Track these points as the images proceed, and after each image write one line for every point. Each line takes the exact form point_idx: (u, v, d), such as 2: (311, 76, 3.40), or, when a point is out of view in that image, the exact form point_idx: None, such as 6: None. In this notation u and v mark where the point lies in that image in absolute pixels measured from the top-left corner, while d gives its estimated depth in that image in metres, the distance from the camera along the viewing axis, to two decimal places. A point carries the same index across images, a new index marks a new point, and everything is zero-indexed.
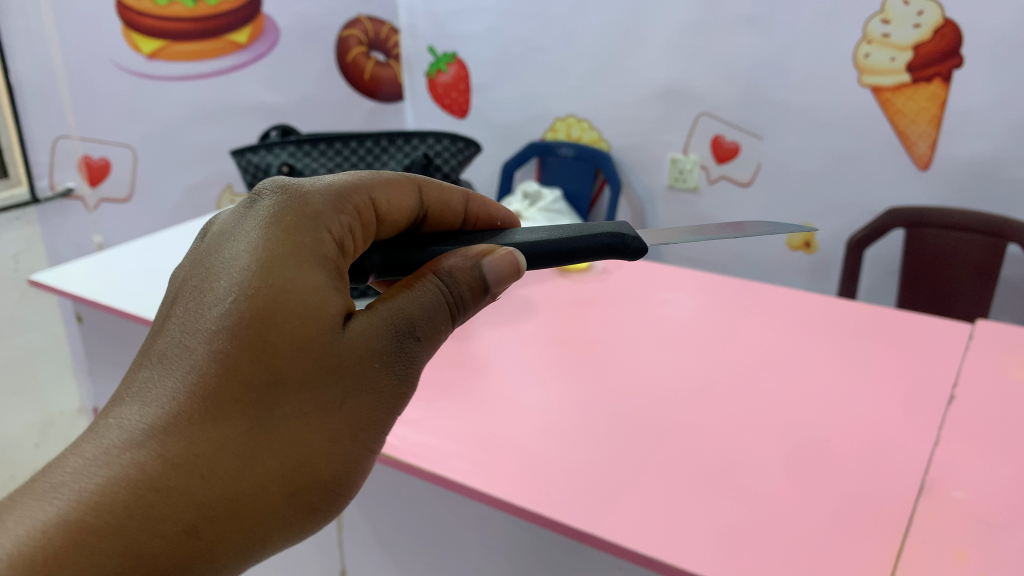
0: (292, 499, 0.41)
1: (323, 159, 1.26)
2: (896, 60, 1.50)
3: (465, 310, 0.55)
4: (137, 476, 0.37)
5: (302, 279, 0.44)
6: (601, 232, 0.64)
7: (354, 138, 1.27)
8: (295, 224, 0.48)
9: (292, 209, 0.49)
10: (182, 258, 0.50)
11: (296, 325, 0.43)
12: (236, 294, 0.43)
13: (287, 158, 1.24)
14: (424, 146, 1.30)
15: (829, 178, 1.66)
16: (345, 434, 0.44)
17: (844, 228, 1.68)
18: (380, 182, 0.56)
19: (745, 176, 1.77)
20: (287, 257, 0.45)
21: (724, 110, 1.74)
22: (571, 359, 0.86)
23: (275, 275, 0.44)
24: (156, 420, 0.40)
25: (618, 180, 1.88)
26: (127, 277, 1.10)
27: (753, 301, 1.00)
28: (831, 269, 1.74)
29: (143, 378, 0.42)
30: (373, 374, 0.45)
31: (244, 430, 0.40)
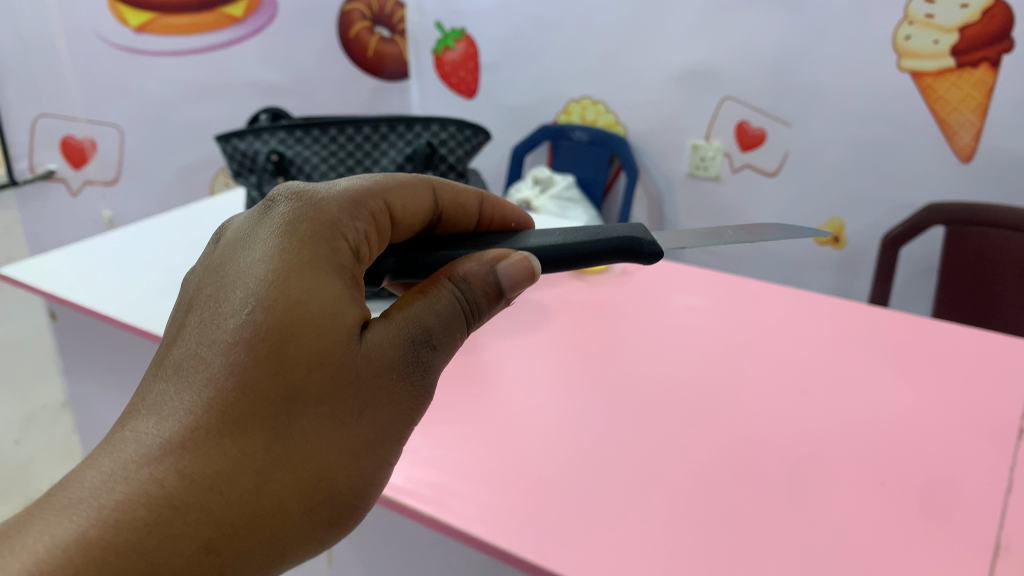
0: (310, 512, 0.41)
1: (316, 147, 1.22)
2: (940, 43, 1.42)
3: (481, 315, 0.55)
4: (157, 493, 0.37)
5: (319, 290, 0.44)
6: (612, 241, 0.63)
7: (350, 126, 1.23)
8: (311, 232, 0.47)
9: (308, 215, 0.48)
10: (194, 264, 0.50)
11: (315, 338, 0.43)
12: (253, 305, 0.43)
13: (276, 145, 1.20)
14: (426, 134, 1.24)
15: (861, 168, 1.60)
16: (363, 447, 0.44)
17: (875, 224, 1.64)
18: (395, 185, 0.55)
19: (771, 165, 1.73)
20: (304, 267, 0.45)
21: (751, 95, 1.70)
22: (584, 377, 0.81)
23: (293, 286, 0.44)
24: (174, 434, 0.39)
25: (635, 167, 1.88)
26: (103, 273, 1.08)
27: (776, 308, 0.95)
28: (862, 265, 1.70)
29: (160, 390, 0.42)
30: (391, 385, 0.45)
31: (264, 445, 0.40)
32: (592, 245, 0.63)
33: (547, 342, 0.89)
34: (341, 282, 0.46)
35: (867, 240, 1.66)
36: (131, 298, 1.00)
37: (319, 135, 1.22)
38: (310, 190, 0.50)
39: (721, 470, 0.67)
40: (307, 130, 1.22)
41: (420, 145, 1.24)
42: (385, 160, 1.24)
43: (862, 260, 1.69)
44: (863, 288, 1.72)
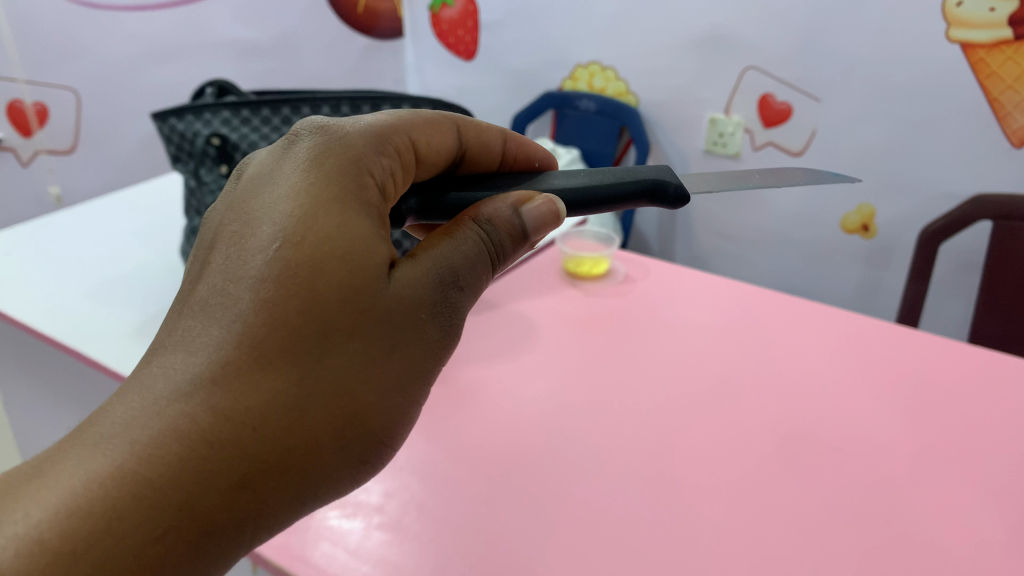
0: (344, 451, 0.40)
1: (262, 132, 0.96)
2: (996, 11, 1.26)
3: (505, 257, 0.54)
4: (189, 428, 0.36)
5: (348, 227, 0.43)
6: (641, 181, 0.62)
7: (306, 105, 0.98)
8: (338, 168, 0.46)
9: (334, 151, 0.47)
10: (215, 203, 0.49)
11: (344, 275, 0.42)
12: (283, 240, 0.42)
13: (217, 126, 0.96)
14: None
15: (895, 154, 1.45)
16: (394, 386, 0.43)
17: (910, 212, 1.49)
18: (420, 122, 0.53)
19: (798, 144, 1.57)
20: (332, 204, 0.44)
21: (776, 65, 1.53)
22: (587, 421, 0.69)
23: (322, 222, 0.43)
24: (205, 369, 0.39)
25: (643, 140, 1.73)
26: (29, 263, 1.03)
27: (804, 326, 0.85)
28: (892, 256, 1.56)
29: (189, 327, 0.41)
30: (420, 325, 0.45)
31: (295, 381, 0.39)
32: (620, 187, 0.61)
33: (559, 342, 0.82)
34: (368, 220, 0.45)
35: (901, 230, 1.52)
36: (53, 303, 0.94)
37: (269, 115, 0.96)
38: (336, 124, 0.49)
39: (734, 546, 0.56)
40: (255, 109, 0.96)
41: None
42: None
43: (892, 252, 1.55)
44: (891, 280, 1.59)
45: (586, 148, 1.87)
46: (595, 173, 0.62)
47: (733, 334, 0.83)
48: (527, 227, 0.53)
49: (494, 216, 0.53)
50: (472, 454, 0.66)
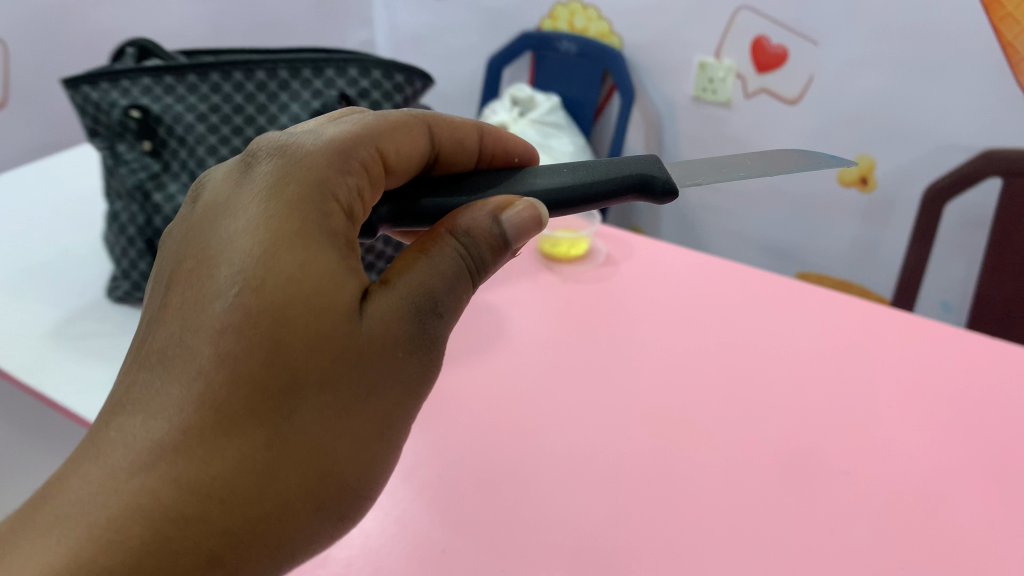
0: (319, 510, 0.39)
1: (190, 103, 0.81)
2: None
3: (486, 270, 0.51)
4: (152, 507, 0.34)
5: (313, 265, 0.40)
6: (624, 177, 0.58)
7: (238, 69, 0.83)
8: (299, 197, 0.42)
9: (295, 175, 0.43)
10: (171, 231, 0.45)
11: (310, 321, 0.39)
12: (243, 285, 0.39)
13: (138, 96, 0.80)
14: (341, 85, 0.86)
15: (898, 99, 1.40)
16: (371, 435, 0.41)
17: (910, 163, 1.45)
18: (387, 129, 0.49)
19: (793, 91, 1.51)
20: (294, 238, 0.40)
21: (772, 6, 1.45)
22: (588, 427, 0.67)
23: (284, 262, 0.40)
24: (166, 436, 0.36)
25: (629, 86, 1.66)
26: None
27: (793, 310, 0.83)
28: (888, 210, 1.52)
29: (145, 384, 0.38)
30: (397, 363, 0.42)
31: (264, 443, 0.37)
32: (602, 185, 0.58)
33: (540, 339, 0.78)
34: (335, 252, 0.42)
35: (898, 183, 1.48)
36: None
37: (197, 83, 0.81)
38: (295, 141, 0.44)
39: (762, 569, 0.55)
40: (180, 75, 0.81)
41: (331, 97, 0.85)
42: (287, 115, 0.85)
43: (890, 205, 1.52)
44: (886, 236, 1.56)
45: (567, 94, 1.81)
46: (575, 169, 0.58)
47: (729, 326, 0.81)
48: (508, 237, 0.50)
49: (472, 228, 0.50)
50: (478, 478, 0.63)
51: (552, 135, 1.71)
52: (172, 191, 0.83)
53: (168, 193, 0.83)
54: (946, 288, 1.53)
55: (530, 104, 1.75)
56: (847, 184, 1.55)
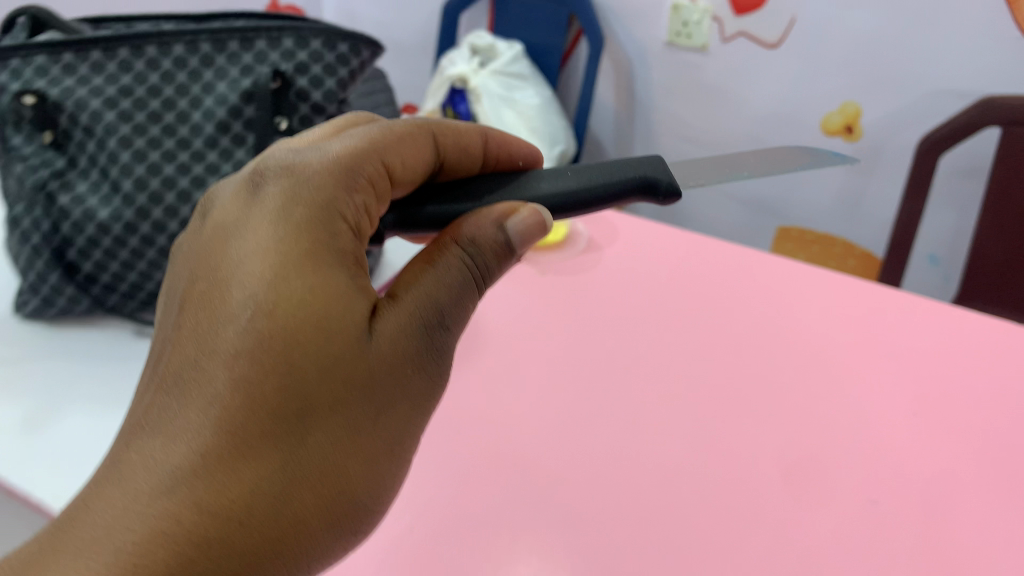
0: (332, 526, 0.40)
1: (95, 84, 0.76)
2: None
3: (492, 276, 0.49)
4: (174, 531, 0.35)
5: (323, 287, 0.41)
6: (623, 185, 0.59)
7: (151, 43, 0.78)
8: (308, 218, 0.43)
9: (303, 196, 0.43)
10: (183, 248, 0.46)
11: (321, 344, 0.40)
12: (255, 309, 0.40)
13: (33, 80, 0.74)
14: (275, 58, 0.82)
15: (881, 44, 1.33)
16: (380, 452, 0.42)
17: (895, 111, 1.38)
18: (393, 142, 0.49)
19: (772, 34, 1.45)
20: (303, 261, 0.41)
21: None
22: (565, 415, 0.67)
23: (294, 285, 0.40)
24: (184, 460, 0.37)
25: (596, 31, 1.61)
26: None
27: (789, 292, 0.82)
28: (878, 161, 1.45)
29: (162, 404, 0.39)
30: (405, 380, 0.44)
31: (279, 465, 0.38)
32: (602, 192, 0.58)
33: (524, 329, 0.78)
34: (344, 273, 0.43)
35: (882, 132, 1.42)
36: None
37: (102, 61, 0.76)
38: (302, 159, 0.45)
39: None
40: (82, 52, 0.75)
41: (263, 74, 0.81)
42: (211, 97, 0.80)
43: (875, 156, 1.45)
44: (873, 196, 1.49)
45: (531, 42, 1.78)
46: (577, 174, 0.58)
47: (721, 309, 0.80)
48: (513, 246, 0.48)
49: (476, 236, 0.48)
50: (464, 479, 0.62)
51: (516, 88, 1.69)
52: (82, 192, 0.79)
53: (78, 195, 0.79)
54: (934, 244, 1.46)
55: (490, 53, 1.70)
56: (831, 133, 1.49)
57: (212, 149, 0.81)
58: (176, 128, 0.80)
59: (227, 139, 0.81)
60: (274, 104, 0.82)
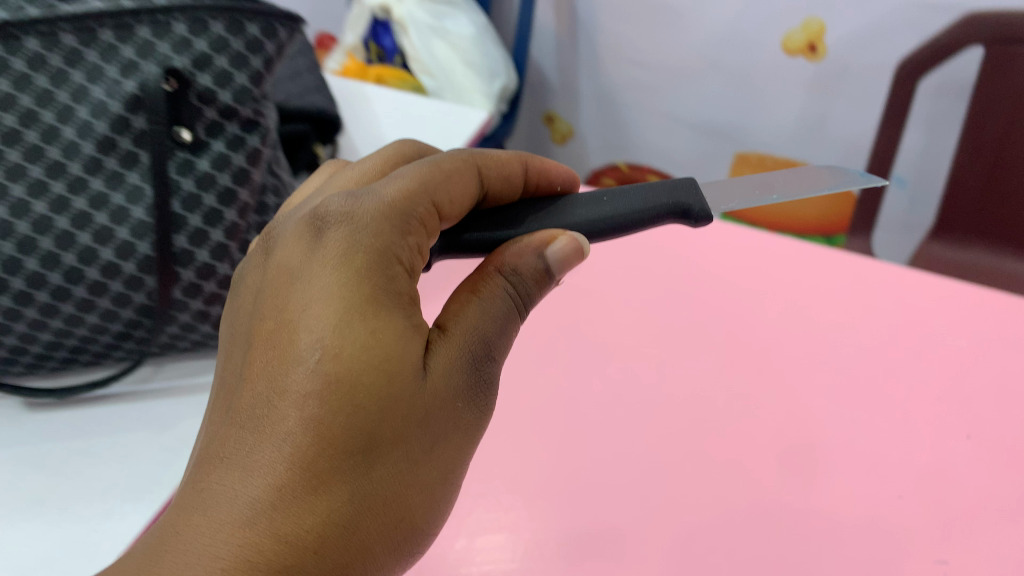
0: (391, 548, 0.45)
1: None
2: None
3: (528, 303, 0.54)
4: (257, 559, 0.40)
5: (383, 332, 0.44)
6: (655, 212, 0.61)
7: None
8: (368, 264, 0.46)
9: (362, 242, 0.46)
10: (246, 285, 0.49)
11: (383, 384, 0.44)
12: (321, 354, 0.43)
13: None
14: (165, 50, 0.63)
15: None
16: (435, 481, 0.46)
17: (862, 28, 1.30)
18: (442, 179, 0.52)
19: None
20: (365, 307, 0.45)
21: None
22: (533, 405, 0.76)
23: (355, 331, 0.44)
24: (263, 494, 0.41)
25: None
26: None
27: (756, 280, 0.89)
28: (839, 79, 1.37)
29: (237, 442, 0.43)
30: (457, 411, 0.47)
31: (346, 496, 0.42)
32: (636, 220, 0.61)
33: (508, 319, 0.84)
34: (400, 315, 0.46)
35: (849, 51, 1.33)
36: None
37: None
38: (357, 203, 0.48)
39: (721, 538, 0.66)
40: None
41: (151, 72, 0.63)
42: (84, 104, 0.62)
43: (839, 74, 1.37)
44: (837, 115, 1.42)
45: None
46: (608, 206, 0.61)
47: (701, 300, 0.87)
48: (551, 273, 0.53)
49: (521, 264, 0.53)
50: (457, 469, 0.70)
51: (445, 14, 1.48)
52: None
53: None
54: (900, 164, 1.42)
55: None
56: (792, 51, 1.38)
57: (93, 175, 0.64)
58: (41, 149, 0.62)
59: (112, 161, 0.65)
60: (170, 111, 0.65)
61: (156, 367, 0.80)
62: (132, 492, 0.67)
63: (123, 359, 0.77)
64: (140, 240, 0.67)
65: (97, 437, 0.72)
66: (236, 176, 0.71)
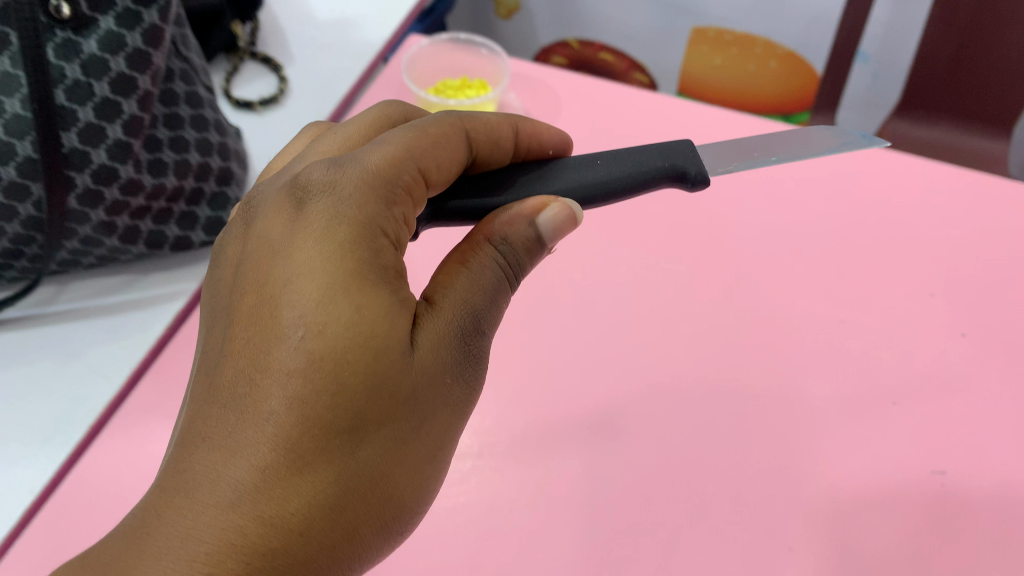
0: (380, 527, 0.44)
1: None
2: None
3: (520, 273, 0.52)
4: (241, 542, 0.39)
5: (369, 307, 0.43)
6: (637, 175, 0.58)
7: None
8: (352, 236, 0.44)
9: (346, 214, 0.44)
10: (228, 257, 0.47)
11: (370, 361, 0.42)
12: (303, 331, 0.42)
13: None
14: None
15: None
16: (425, 459, 0.45)
17: None
18: (428, 145, 0.49)
19: None
20: (350, 282, 0.43)
21: None
22: None
23: (339, 308, 0.42)
24: (247, 476, 0.40)
25: None
26: None
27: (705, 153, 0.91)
28: None
29: (220, 422, 0.41)
30: (447, 389, 0.46)
31: (332, 477, 0.41)
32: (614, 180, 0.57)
33: None
34: (387, 288, 0.44)
35: None
36: None
37: None
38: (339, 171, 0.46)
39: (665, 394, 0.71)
40: None
41: None
42: None
43: None
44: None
45: None
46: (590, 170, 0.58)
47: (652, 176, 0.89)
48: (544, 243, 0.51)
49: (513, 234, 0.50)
50: None
51: None
52: None
53: None
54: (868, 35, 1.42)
55: None
56: None
57: None
58: None
59: None
60: None
61: (58, 288, 0.79)
62: (52, 425, 0.70)
63: (20, 280, 0.77)
64: (19, 140, 0.63)
65: (29, 359, 0.74)
66: (130, 61, 0.66)
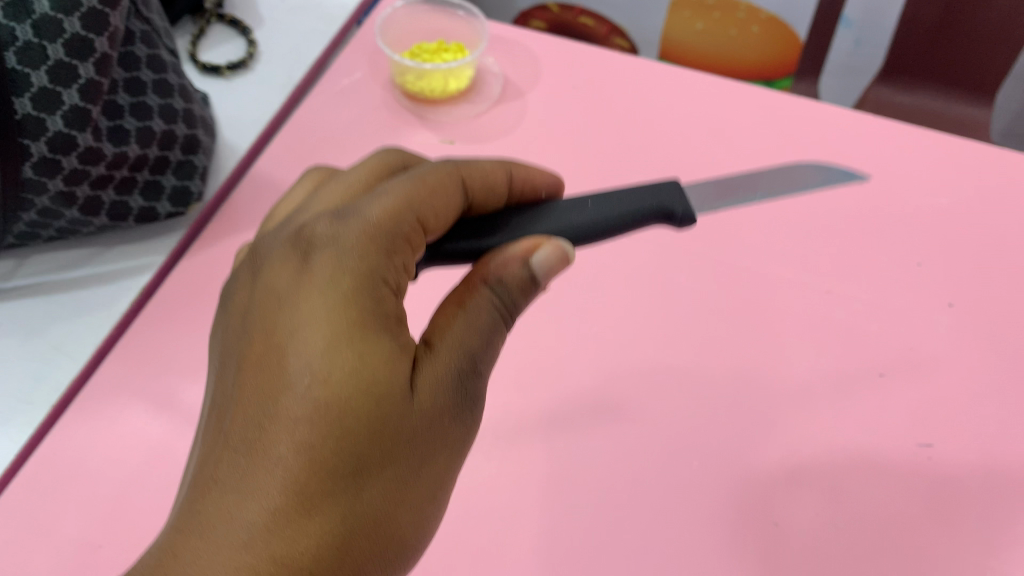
0: (383, 552, 0.38)
1: None
2: None
3: (517, 311, 0.44)
4: (272, 560, 0.33)
5: (376, 353, 0.37)
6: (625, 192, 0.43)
7: None
8: (360, 279, 0.38)
9: (356, 256, 0.39)
10: (240, 293, 0.42)
11: (383, 412, 0.37)
12: (301, 377, 0.36)
13: None
14: None
15: None
16: (425, 497, 0.39)
17: None
18: (420, 194, 0.42)
19: None
20: (354, 331, 0.37)
21: None
22: None
23: (337, 357, 0.36)
24: (261, 517, 0.34)
25: None
26: None
27: None
28: None
29: (230, 464, 0.35)
30: (450, 429, 0.40)
31: (341, 518, 0.36)
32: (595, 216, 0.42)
33: None
34: (387, 337, 0.38)
35: None
36: None
37: None
38: (347, 237, 0.40)
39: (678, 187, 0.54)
40: None
41: None
42: None
43: None
44: None
45: None
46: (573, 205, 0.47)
47: None
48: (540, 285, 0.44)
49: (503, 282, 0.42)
50: None
51: None
52: None
53: None
54: None
55: None
56: None
57: None
58: None
59: None
60: None
61: None
62: None
63: None
64: None
65: None
66: None
